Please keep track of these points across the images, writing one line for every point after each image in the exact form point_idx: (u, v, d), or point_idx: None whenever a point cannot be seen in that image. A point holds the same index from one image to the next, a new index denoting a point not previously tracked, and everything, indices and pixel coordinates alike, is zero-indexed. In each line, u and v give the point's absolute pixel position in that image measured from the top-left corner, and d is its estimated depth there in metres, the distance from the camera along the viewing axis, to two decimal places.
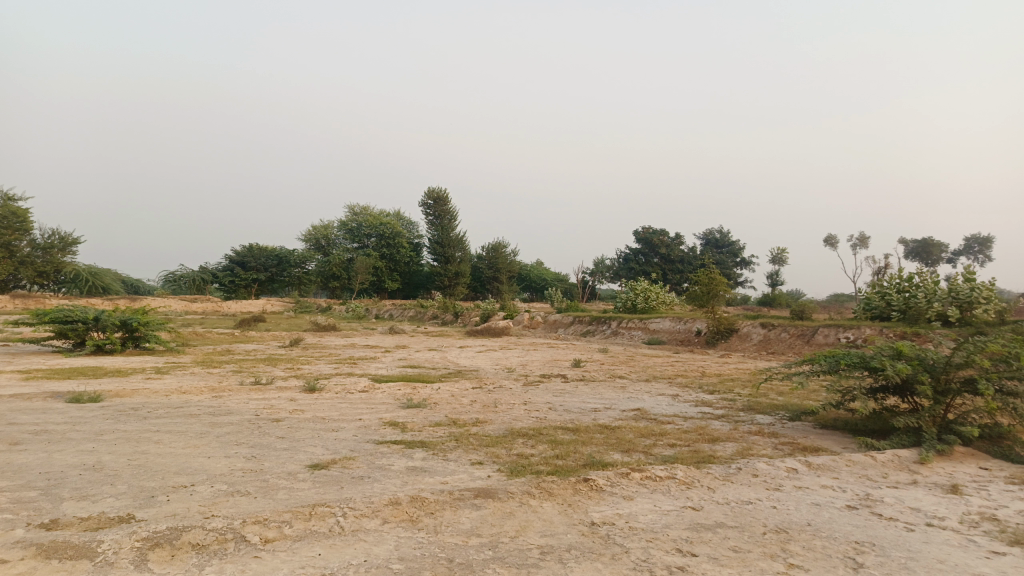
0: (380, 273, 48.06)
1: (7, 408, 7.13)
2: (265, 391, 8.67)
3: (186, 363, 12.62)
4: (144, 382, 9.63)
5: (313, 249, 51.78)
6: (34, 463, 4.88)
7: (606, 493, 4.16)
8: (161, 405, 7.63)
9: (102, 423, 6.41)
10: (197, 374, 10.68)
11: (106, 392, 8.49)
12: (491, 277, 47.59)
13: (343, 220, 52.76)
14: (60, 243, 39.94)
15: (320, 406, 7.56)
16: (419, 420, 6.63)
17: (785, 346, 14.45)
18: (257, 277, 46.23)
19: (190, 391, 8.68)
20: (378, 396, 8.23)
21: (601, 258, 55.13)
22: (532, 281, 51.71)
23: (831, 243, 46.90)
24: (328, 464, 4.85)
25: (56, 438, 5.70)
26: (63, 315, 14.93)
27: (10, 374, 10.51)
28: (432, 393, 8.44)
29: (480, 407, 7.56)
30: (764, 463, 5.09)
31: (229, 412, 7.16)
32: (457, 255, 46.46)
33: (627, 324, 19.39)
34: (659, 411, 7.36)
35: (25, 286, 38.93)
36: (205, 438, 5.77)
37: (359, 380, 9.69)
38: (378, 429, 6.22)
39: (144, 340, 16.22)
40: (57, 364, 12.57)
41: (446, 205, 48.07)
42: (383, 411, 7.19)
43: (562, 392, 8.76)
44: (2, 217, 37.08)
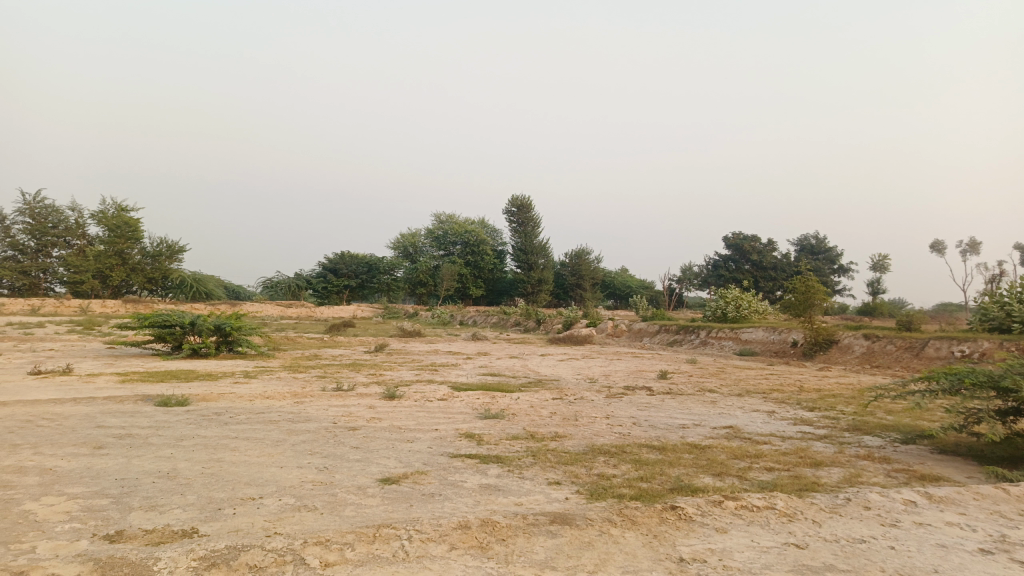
0: (465, 280, 48.47)
1: (99, 411, 7.31)
2: (345, 398, 8.62)
3: (274, 368, 12.85)
4: (230, 387, 9.80)
5: (401, 257, 52.87)
6: (112, 468, 4.89)
7: (696, 523, 3.77)
8: (243, 410, 7.68)
9: (183, 428, 6.46)
10: (281, 379, 10.82)
11: (194, 396, 8.66)
12: (575, 284, 47.21)
13: (430, 228, 53.60)
14: (167, 251, 42.17)
15: (398, 414, 7.42)
16: (497, 432, 6.37)
17: (891, 360, 13.44)
18: (347, 283, 47.50)
19: (273, 396, 8.73)
20: (456, 405, 8.05)
21: (689, 264, 53.76)
22: (617, 288, 50.96)
23: (939, 249, 44.03)
24: (399, 479, 4.64)
25: (138, 443, 5.75)
26: (162, 319, 15.57)
27: (109, 376, 10.95)
28: (511, 404, 8.18)
29: (560, 419, 7.23)
30: (878, 493, 4.54)
31: (307, 419, 7.10)
32: (541, 262, 46.32)
33: (717, 333, 18.61)
34: (753, 429, 6.84)
35: (136, 292, 41.29)
36: (280, 447, 5.68)
37: (439, 388, 9.55)
38: (454, 441, 6.00)
39: (236, 344, 16.73)
40: (155, 366, 13.06)
41: (531, 212, 48.16)
42: (460, 422, 6.96)
43: (648, 406, 8.32)
44: (115, 226, 39.51)
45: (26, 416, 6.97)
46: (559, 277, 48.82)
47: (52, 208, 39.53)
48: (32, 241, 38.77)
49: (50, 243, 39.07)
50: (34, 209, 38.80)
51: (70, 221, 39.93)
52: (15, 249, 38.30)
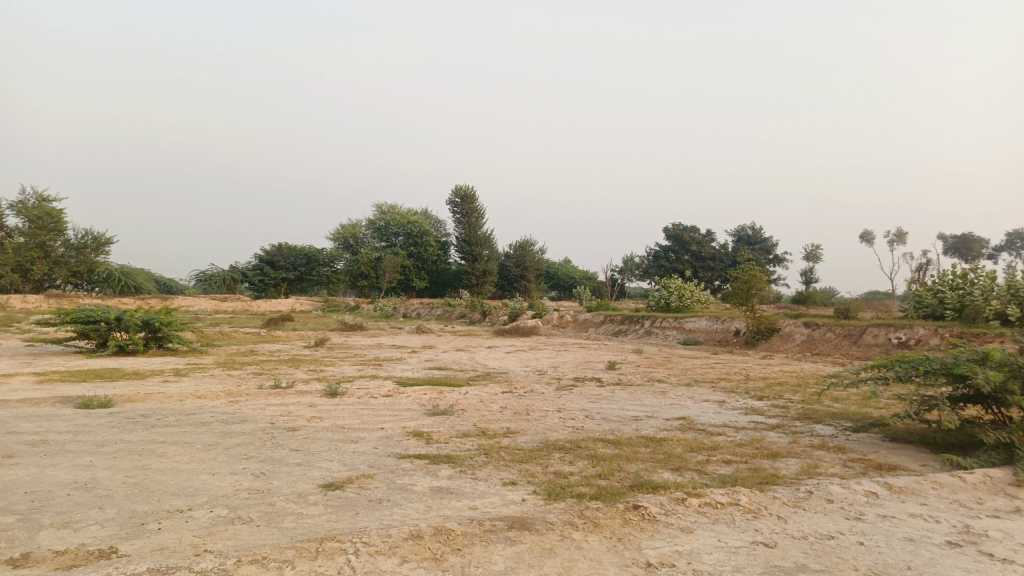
0: (407, 271, 47.80)
1: (12, 415, 6.74)
2: (284, 396, 8.21)
3: (208, 365, 12.26)
4: (160, 386, 9.24)
5: (341, 248, 51.86)
6: (23, 479, 4.42)
7: (661, 524, 3.58)
8: (173, 411, 7.19)
9: (106, 433, 5.97)
10: (216, 377, 10.28)
11: (119, 397, 8.09)
12: (518, 275, 47.10)
13: (371, 219, 52.67)
14: (94, 244, 40.22)
15: (340, 412, 7.06)
16: (446, 430, 6.09)
17: (830, 348, 13.69)
18: (286, 276, 46.30)
19: (206, 395, 8.24)
20: (402, 401, 7.73)
21: (630, 255, 54.33)
22: (560, 279, 51.08)
23: (868, 239, 45.55)
24: (343, 484, 4.34)
25: (52, 450, 5.26)
26: (85, 315, 14.71)
27: (26, 377, 10.20)
28: (459, 399, 7.91)
29: (511, 415, 7.00)
30: (838, 485, 4.46)
31: (242, 420, 6.68)
32: (485, 253, 46.04)
33: (661, 323, 18.69)
34: (706, 420, 6.74)
35: (60, 286, 39.28)
36: (212, 452, 5.28)
37: (383, 384, 9.20)
38: (400, 440, 5.70)
39: (167, 340, 15.95)
40: (78, 365, 12.29)
41: (474, 203, 47.78)
42: (407, 419, 6.66)
43: (599, 398, 8.18)
44: (36, 217, 37.49)
45: None
46: (502, 268, 48.62)
47: None
48: None
49: None
50: None
51: None
52: None
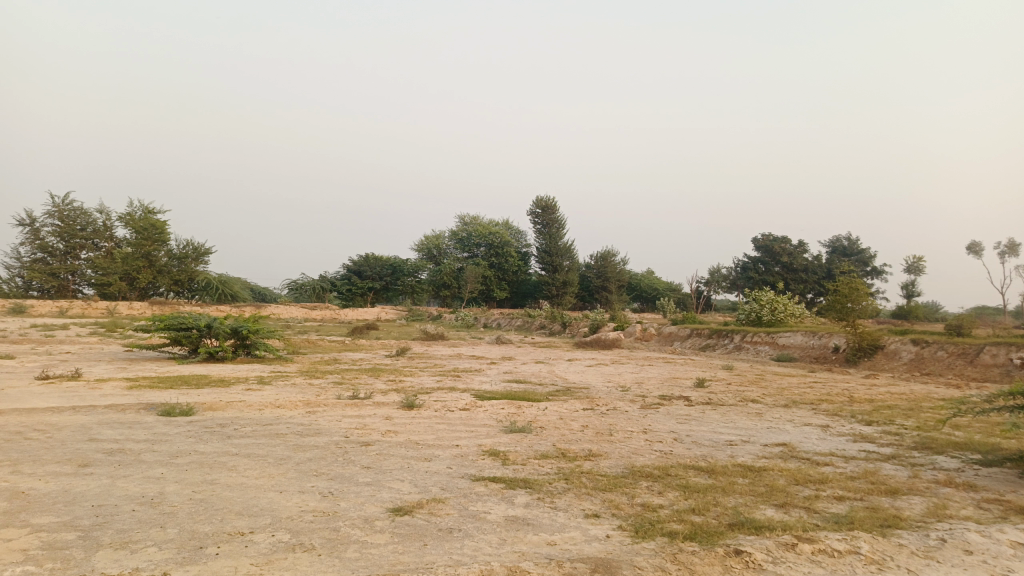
0: (488, 282, 47.90)
1: (96, 422, 6.80)
2: (361, 407, 8.03)
3: (290, 373, 12.35)
4: (241, 394, 9.27)
5: (425, 259, 52.60)
6: (94, 491, 4.33)
7: (768, 574, 3.11)
8: (250, 421, 7.10)
9: (181, 443, 5.89)
10: (296, 386, 10.26)
11: (201, 405, 8.11)
12: (600, 286, 46.43)
13: (453, 230, 53.11)
14: (194, 253, 42.06)
15: (415, 426, 6.81)
16: (523, 450, 5.73)
17: (942, 367, 12.59)
18: (371, 285, 47.25)
19: (284, 405, 8.16)
20: (479, 416, 7.43)
21: (717, 266, 52.81)
22: (644, 290, 50.02)
23: (977, 251, 42.59)
24: (413, 509, 4.03)
25: (128, 460, 5.20)
26: (178, 322, 15.17)
27: (118, 382, 10.47)
28: (538, 415, 7.53)
29: (593, 435, 6.57)
30: (975, 532, 3.84)
31: (317, 433, 6.51)
32: (566, 264, 45.64)
33: (752, 338, 17.79)
34: (809, 448, 6.13)
35: (163, 294, 41.26)
36: (283, 466, 5.09)
37: (461, 397, 8.93)
38: (475, 459, 5.38)
39: (254, 348, 16.25)
40: (169, 371, 12.61)
41: (555, 213, 47.51)
42: (483, 437, 6.34)
43: (688, 419, 7.64)
44: (142, 228, 39.59)
45: (18, 427, 6.47)
46: (584, 279, 48.03)
47: (80, 211, 39.59)
48: (60, 244, 38.90)
49: (78, 245, 39.16)
50: (63, 211, 38.91)
51: (97, 223, 39.97)
52: (44, 251, 38.38)
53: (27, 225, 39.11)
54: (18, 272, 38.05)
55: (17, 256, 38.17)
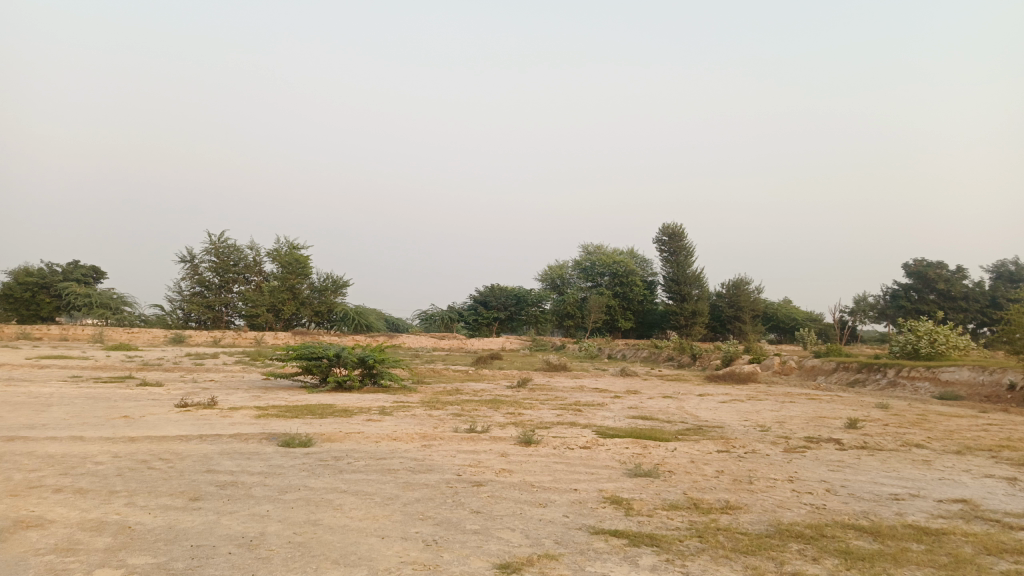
0: (614, 311, 47.03)
1: (218, 452, 6.84)
2: (477, 442, 7.68)
3: (411, 403, 12.28)
4: (361, 425, 9.21)
5: (549, 289, 52.61)
6: (196, 529, 4.18)
7: None
8: (364, 454, 6.92)
9: (293, 477, 5.74)
10: (416, 417, 10.09)
11: (320, 435, 8.05)
12: (732, 316, 44.42)
13: (577, 260, 52.78)
14: (333, 286, 44.14)
15: (531, 465, 6.36)
16: (649, 498, 5.14)
17: None
18: (497, 315, 47.75)
19: (401, 437, 7.95)
20: (602, 456, 6.89)
21: (862, 294, 49.20)
22: (780, 320, 47.32)
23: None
24: (522, 566, 3.57)
25: (237, 495, 5.07)
26: (309, 351, 15.62)
27: (248, 410, 10.78)
28: (667, 457, 6.89)
29: (729, 483, 5.85)
30: None
31: (429, 468, 6.20)
32: (695, 293, 44.03)
33: (909, 373, 16.06)
34: (995, 506, 5.13)
35: (305, 324, 43.51)
36: (389, 506, 4.78)
37: (582, 434, 8.39)
38: (594, 507, 4.85)
39: (380, 377, 16.42)
40: (299, 399, 12.90)
41: (683, 241, 46.07)
42: (606, 480, 5.78)
43: (841, 467, 6.73)
44: (288, 263, 42.29)
45: (146, 455, 6.61)
46: (714, 309, 46.12)
47: (233, 248, 42.52)
48: (216, 278, 41.97)
49: (231, 279, 42.10)
50: (219, 249, 41.96)
51: (248, 259, 42.79)
52: (202, 285, 41.52)
53: (188, 262, 42.56)
54: (179, 304, 41.38)
55: (179, 290, 41.57)
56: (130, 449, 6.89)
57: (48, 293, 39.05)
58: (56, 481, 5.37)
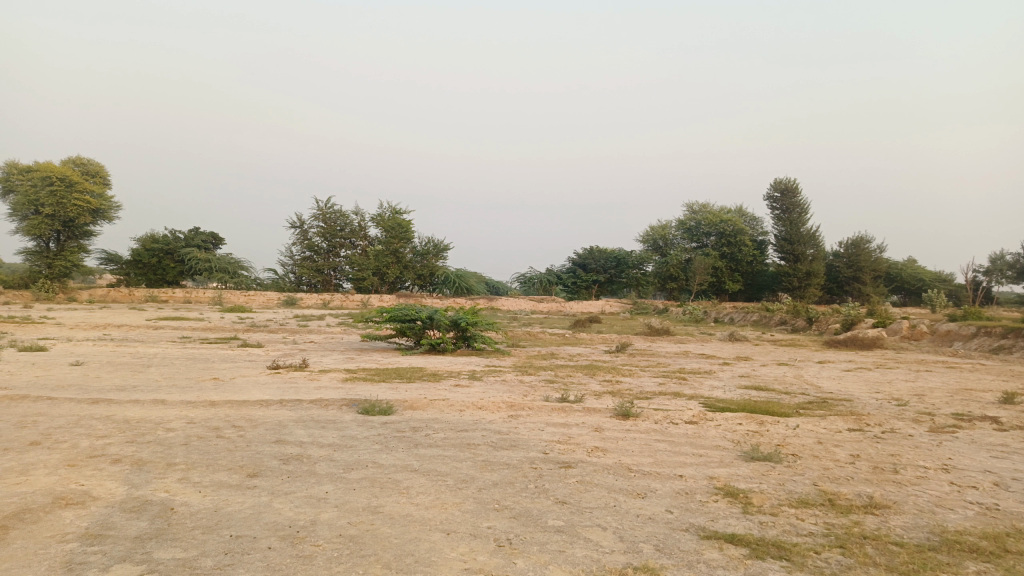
0: (720, 273, 44.98)
1: (293, 420, 6.44)
2: (569, 413, 6.97)
3: (504, 367, 11.74)
4: (447, 391, 8.69)
5: (651, 250, 50.97)
6: (243, 513, 3.70)
7: None
8: (446, 425, 6.34)
9: (363, 451, 5.22)
10: (505, 383, 9.48)
11: (402, 403, 7.56)
12: (851, 278, 41.49)
13: (681, 220, 50.61)
14: (434, 250, 44.40)
15: (629, 444, 5.58)
16: (772, 491, 4.27)
17: None
18: (596, 278, 46.93)
19: (486, 406, 7.34)
20: (711, 434, 6.03)
21: (1000, 252, 44.88)
22: (905, 282, 43.86)
23: None
24: None
25: (299, 471, 4.58)
26: (402, 313, 15.34)
27: (337, 374, 10.50)
28: (789, 437, 5.95)
29: (869, 472, 4.88)
30: None
31: (513, 444, 5.54)
32: (810, 252, 41.44)
33: None
34: None
35: (409, 287, 44.04)
36: (461, 492, 4.13)
37: (688, 406, 7.52)
38: (703, 501, 4.04)
39: (474, 340, 15.96)
40: (390, 362, 12.60)
41: (797, 197, 43.21)
42: (718, 465, 4.93)
43: (1007, 454, 5.60)
44: (391, 227, 42.69)
45: (220, 421, 6.29)
46: (831, 269, 43.28)
47: (340, 213, 43.26)
48: (324, 243, 42.95)
49: (339, 244, 42.96)
50: (326, 214, 42.85)
51: (353, 224, 43.45)
52: (311, 250, 42.58)
53: (298, 227, 43.72)
54: (291, 268, 42.73)
55: (290, 255, 42.88)
56: (205, 415, 6.61)
57: (172, 258, 41.11)
58: (118, 451, 5.06)
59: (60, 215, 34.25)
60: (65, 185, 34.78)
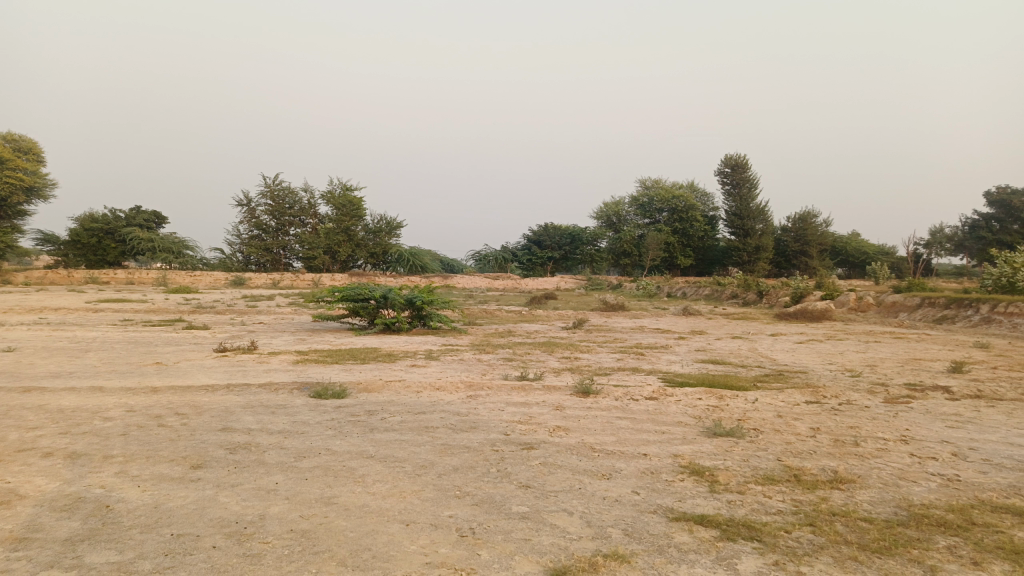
0: (672, 249, 45.42)
1: (241, 406, 6.15)
2: (528, 392, 6.83)
3: (461, 346, 11.56)
4: (403, 372, 8.47)
5: (604, 226, 51.15)
6: (187, 509, 3.45)
7: None
8: (402, 407, 6.13)
9: (315, 437, 4.99)
10: (463, 362, 9.31)
11: (357, 385, 7.31)
12: (798, 251, 42.34)
13: (634, 196, 50.84)
14: (387, 227, 43.75)
15: (591, 422, 5.47)
16: (737, 468, 4.20)
17: None
18: (550, 254, 46.96)
19: (444, 387, 7.15)
20: (673, 410, 5.96)
21: (939, 224, 46.38)
22: (849, 255, 44.99)
23: None
24: (584, 572, 2.70)
25: (247, 461, 4.34)
26: (355, 293, 14.99)
27: (288, 356, 10.17)
28: (749, 411, 5.92)
29: (831, 445, 4.86)
30: None
31: (473, 426, 5.37)
32: (759, 227, 42.14)
33: (1005, 309, 14.50)
34: None
35: (361, 266, 43.37)
36: (420, 478, 3.94)
37: (647, 382, 7.46)
38: (670, 480, 3.94)
39: (429, 319, 15.73)
40: (343, 343, 12.29)
41: (747, 172, 43.75)
42: (682, 442, 4.85)
43: (961, 423, 5.66)
44: (342, 205, 41.82)
45: (163, 409, 5.97)
46: (779, 243, 44.12)
47: (288, 190, 42.17)
48: (273, 221, 41.87)
49: (288, 222, 41.94)
50: (275, 191, 41.73)
51: (303, 202, 42.44)
52: (259, 229, 41.46)
53: (245, 205, 42.51)
54: (239, 248, 41.60)
55: (238, 234, 41.73)
56: (147, 402, 6.28)
57: (113, 238, 39.58)
58: (50, 444, 4.72)
59: None
60: None
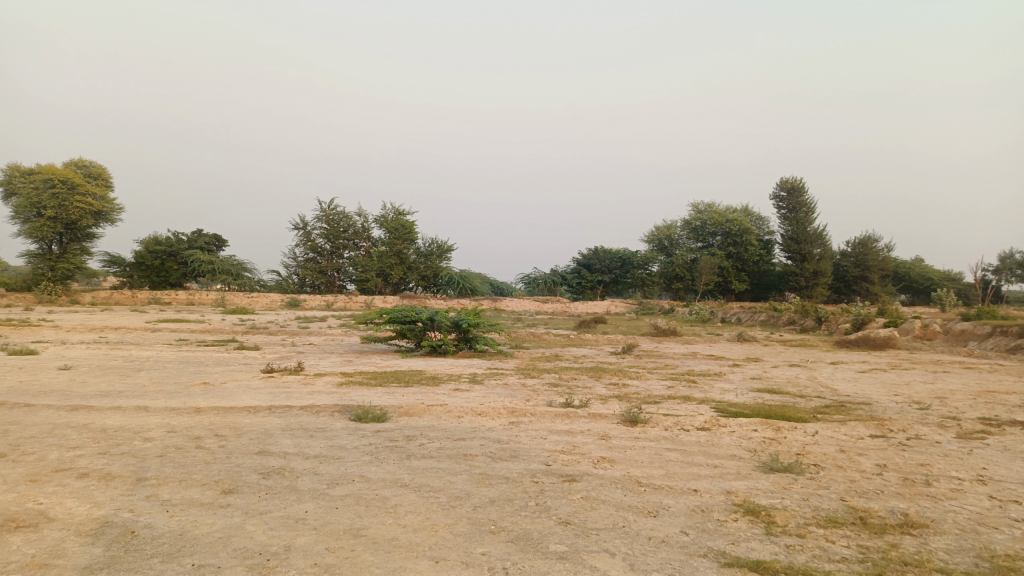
0: (726, 273, 44.52)
1: (281, 428, 6.07)
2: (573, 420, 6.59)
3: (506, 370, 11.37)
4: (446, 396, 8.31)
5: (656, 250, 50.53)
6: (211, 538, 3.32)
7: None
8: (442, 433, 5.95)
9: (351, 463, 4.85)
10: (508, 387, 9.11)
11: (398, 409, 7.18)
12: (858, 277, 41.00)
13: (687, 220, 50.15)
14: (438, 250, 44.04)
15: (637, 453, 5.19)
16: (796, 507, 3.89)
17: None
18: (601, 278, 46.57)
19: (486, 412, 6.95)
20: (726, 442, 5.64)
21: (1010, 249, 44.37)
22: (913, 280, 43.38)
23: None
24: None
25: (279, 487, 4.21)
26: (402, 315, 14.97)
27: (333, 377, 10.14)
28: (809, 445, 5.56)
29: (899, 485, 4.49)
30: None
31: (513, 454, 5.15)
32: (817, 252, 41.02)
33: None
34: None
35: (412, 289, 43.71)
36: (455, 511, 3.74)
37: (699, 411, 7.13)
38: (722, 520, 3.65)
39: (475, 342, 15.58)
40: (389, 365, 12.23)
41: (803, 195, 42.73)
42: (735, 478, 4.54)
43: None
44: (394, 228, 42.33)
45: (203, 430, 5.93)
46: (838, 269, 42.82)
47: (343, 214, 42.91)
48: (327, 244, 42.60)
49: (342, 245, 42.61)
50: (330, 215, 42.53)
51: (356, 225, 43.13)
52: (314, 251, 42.23)
53: (301, 229, 43.42)
54: (294, 270, 42.43)
55: (293, 256, 42.60)
56: (188, 423, 6.25)
57: (175, 261, 40.81)
58: (87, 464, 4.69)
59: (63, 218, 34.03)
60: (67, 187, 34.54)
